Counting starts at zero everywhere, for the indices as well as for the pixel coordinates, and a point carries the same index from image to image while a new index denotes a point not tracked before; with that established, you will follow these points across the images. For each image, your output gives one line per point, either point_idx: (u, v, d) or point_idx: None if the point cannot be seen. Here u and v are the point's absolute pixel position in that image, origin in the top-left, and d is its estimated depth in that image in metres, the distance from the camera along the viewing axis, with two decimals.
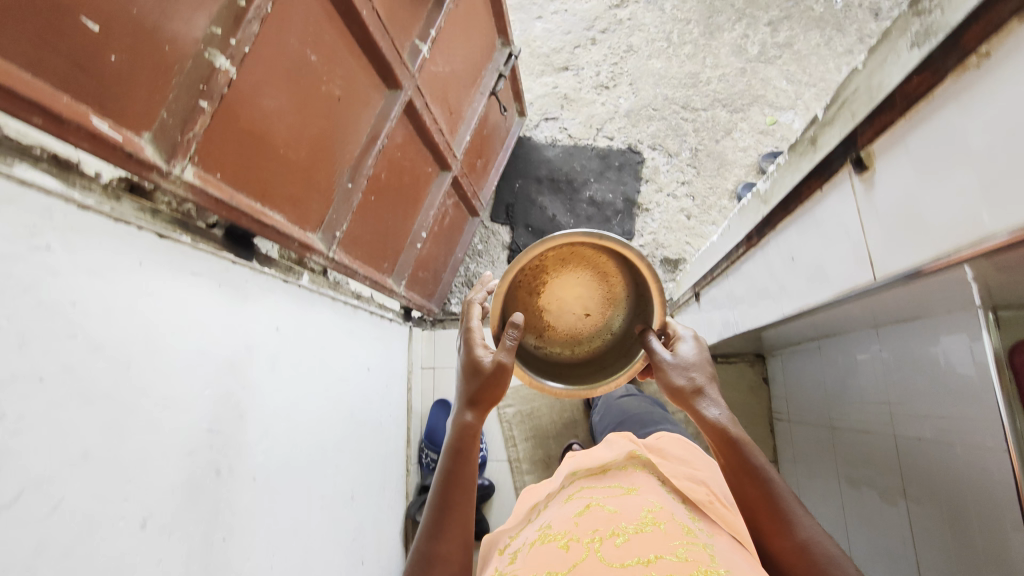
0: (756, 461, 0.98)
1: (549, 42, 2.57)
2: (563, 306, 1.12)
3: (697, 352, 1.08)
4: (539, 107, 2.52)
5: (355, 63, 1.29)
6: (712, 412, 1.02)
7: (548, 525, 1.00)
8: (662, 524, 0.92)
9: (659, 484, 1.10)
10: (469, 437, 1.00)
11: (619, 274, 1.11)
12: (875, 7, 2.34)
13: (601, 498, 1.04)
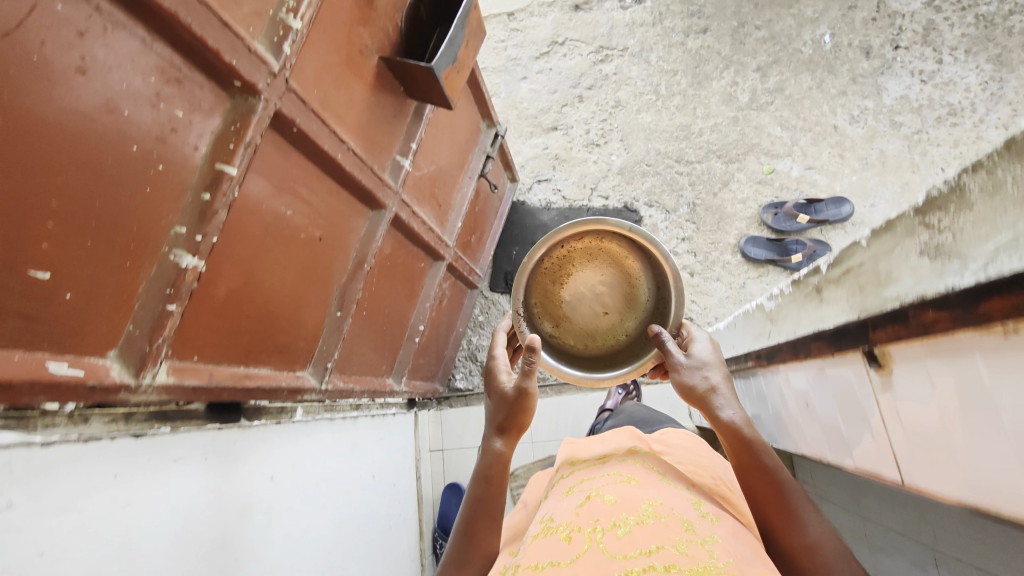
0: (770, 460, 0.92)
1: (536, 103, 2.55)
2: (583, 299, 1.06)
3: (712, 352, 1.02)
4: (531, 170, 2.48)
5: (343, 198, 1.15)
6: (726, 413, 0.96)
7: (546, 517, 0.93)
8: (666, 516, 0.83)
9: (660, 475, 1.01)
10: (501, 465, 0.96)
11: (644, 273, 1.04)
12: (864, 46, 2.32)
13: (602, 486, 0.95)
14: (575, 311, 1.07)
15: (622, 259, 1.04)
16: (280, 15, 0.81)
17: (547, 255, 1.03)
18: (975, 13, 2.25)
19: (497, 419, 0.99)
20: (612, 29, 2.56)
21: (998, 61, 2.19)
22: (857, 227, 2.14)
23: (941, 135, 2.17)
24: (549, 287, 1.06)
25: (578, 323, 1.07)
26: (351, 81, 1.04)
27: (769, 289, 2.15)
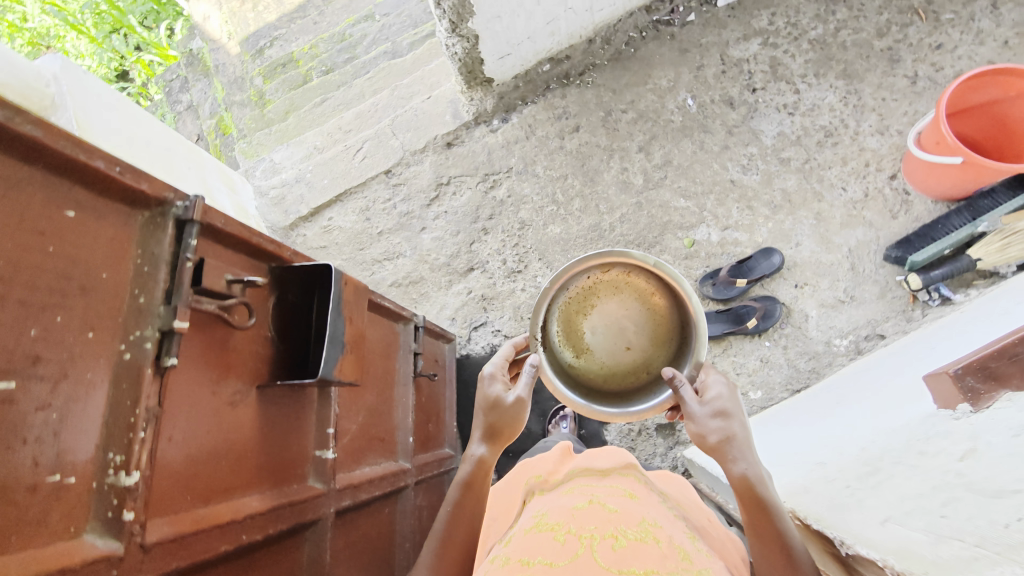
0: (781, 529, 1.10)
1: (443, 250, 2.46)
2: (607, 330, 1.26)
3: (728, 404, 1.16)
4: (463, 319, 2.38)
5: (265, 552, 0.96)
6: (740, 466, 1.13)
7: (543, 513, 1.11)
8: (659, 542, 0.98)
9: (658, 505, 1.22)
10: (481, 470, 1.30)
11: (668, 310, 1.23)
12: (725, 98, 2.39)
13: (604, 501, 1.12)
14: (600, 340, 1.26)
15: (648, 294, 1.25)
16: (107, 481, 0.65)
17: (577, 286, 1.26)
18: (808, 39, 2.38)
19: (492, 427, 1.29)
20: (490, 154, 2.55)
21: (846, 75, 2.31)
22: (793, 271, 2.13)
23: (828, 157, 2.24)
24: (575, 315, 1.27)
25: (601, 351, 1.25)
26: (229, 440, 0.87)
27: (738, 359, 2.09)
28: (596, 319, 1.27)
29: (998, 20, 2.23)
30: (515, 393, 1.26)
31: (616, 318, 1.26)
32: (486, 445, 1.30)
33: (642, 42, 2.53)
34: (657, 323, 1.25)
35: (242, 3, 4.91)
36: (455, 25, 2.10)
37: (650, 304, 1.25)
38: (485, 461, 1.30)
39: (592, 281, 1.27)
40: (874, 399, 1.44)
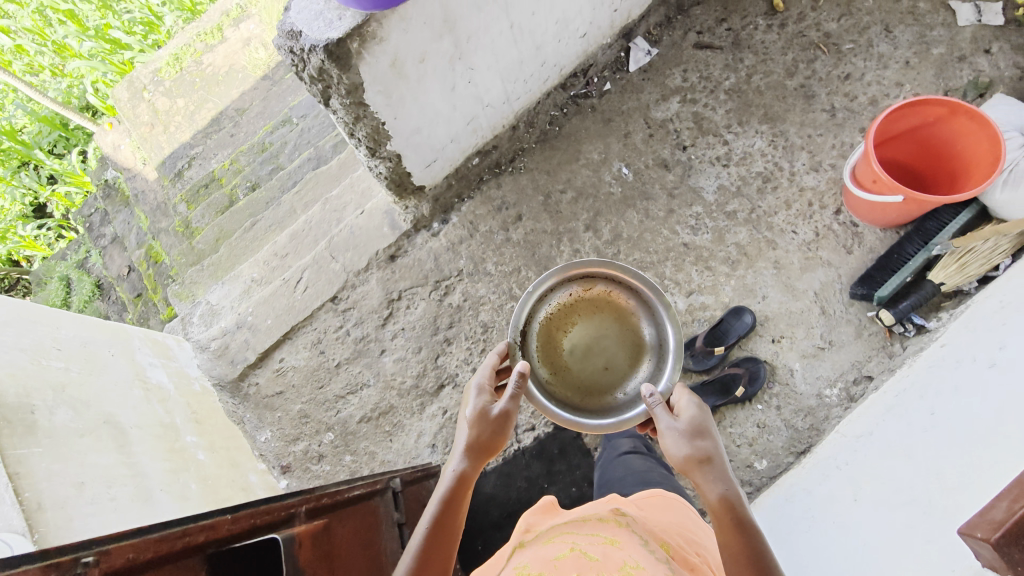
0: (757, 553, 1.25)
1: (409, 371, 2.32)
2: (590, 341, 1.78)
3: (700, 422, 1.47)
4: (444, 442, 2.23)
5: None
6: (720, 487, 1.36)
7: (525, 566, 1.24)
8: None
9: (639, 546, 1.28)
10: (465, 485, 1.43)
11: (638, 328, 1.79)
12: (659, 161, 2.37)
13: (584, 550, 1.22)
14: (581, 350, 1.78)
15: (623, 314, 1.80)
16: None
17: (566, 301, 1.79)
18: (724, 89, 2.41)
19: (482, 431, 1.49)
20: (437, 260, 2.44)
21: (769, 119, 2.33)
22: (767, 326, 2.09)
23: (771, 202, 2.23)
24: (562, 325, 1.78)
25: (576, 362, 1.77)
26: None
27: (736, 430, 2.01)
28: (581, 329, 1.79)
29: (895, 42, 2.30)
30: (504, 401, 1.51)
31: (593, 332, 1.79)
32: (468, 460, 1.44)
33: (565, 118, 2.51)
34: (631, 338, 1.79)
35: (151, 126, 4.74)
36: (373, 149, 1.98)
37: (626, 323, 1.79)
38: (465, 476, 1.43)
39: (580, 299, 1.81)
40: (887, 499, 1.30)
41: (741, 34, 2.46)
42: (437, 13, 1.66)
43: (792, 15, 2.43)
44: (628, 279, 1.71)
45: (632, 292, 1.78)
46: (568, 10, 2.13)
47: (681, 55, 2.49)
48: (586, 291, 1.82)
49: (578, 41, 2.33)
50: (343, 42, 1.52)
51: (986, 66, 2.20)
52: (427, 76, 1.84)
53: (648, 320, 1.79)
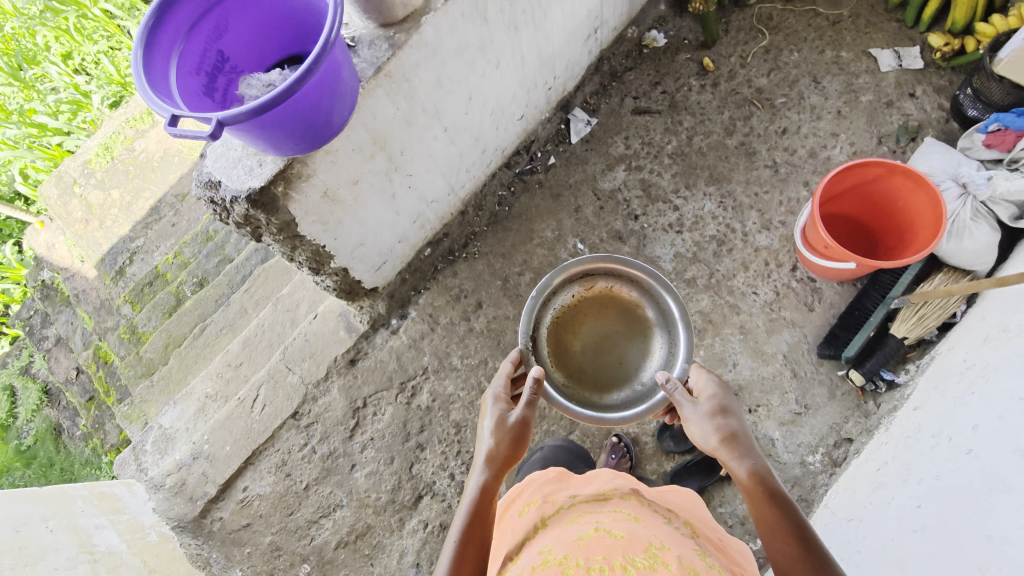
0: (793, 521, 1.24)
1: (383, 485, 2.20)
2: (599, 341, 1.88)
3: (723, 402, 1.50)
4: (428, 558, 2.12)
5: None
6: (747, 462, 1.37)
7: (549, 549, 1.16)
8: (667, 561, 1.06)
9: (661, 524, 1.26)
10: (489, 494, 1.42)
11: (645, 316, 1.86)
12: (613, 233, 2.35)
13: (607, 525, 1.19)
14: (590, 351, 1.87)
15: (626, 307, 1.89)
16: None
17: (569, 304, 1.89)
18: (667, 154, 2.41)
19: (501, 437, 1.50)
20: (400, 359, 2.34)
21: (714, 180, 2.33)
22: (742, 395, 2.05)
23: (728, 265, 2.22)
24: (567, 329, 1.88)
25: (591, 361, 1.85)
26: None
27: (726, 509, 1.97)
28: (587, 330, 1.89)
29: (825, 93, 2.35)
30: (520, 411, 1.52)
31: (601, 330, 1.89)
32: (490, 471, 1.44)
33: (514, 197, 2.47)
34: (640, 328, 1.87)
35: (85, 223, 4.36)
36: (316, 268, 1.88)
37: (631, 315, 1.88)
38: (489, 486, 1.44)
39: (581, 300, 1.91)
40: None
41: (676, 96, 2.48)
42: (364, 139, 1.59)
43: (723, 73, 2.47)
44: (626, 264, 1.77)
45: (631, 281, 1.87)
46: (502, 100, 2.08)
47: (620, 123, 2.49)
48: (587, 290, 1.92)
49: (516, 123, 2.30)
50: (266, 190, 1.43)
51: (913, 109, 2.26)
52: (363, 194, 1.77)
53: (651, 307, 1.86)
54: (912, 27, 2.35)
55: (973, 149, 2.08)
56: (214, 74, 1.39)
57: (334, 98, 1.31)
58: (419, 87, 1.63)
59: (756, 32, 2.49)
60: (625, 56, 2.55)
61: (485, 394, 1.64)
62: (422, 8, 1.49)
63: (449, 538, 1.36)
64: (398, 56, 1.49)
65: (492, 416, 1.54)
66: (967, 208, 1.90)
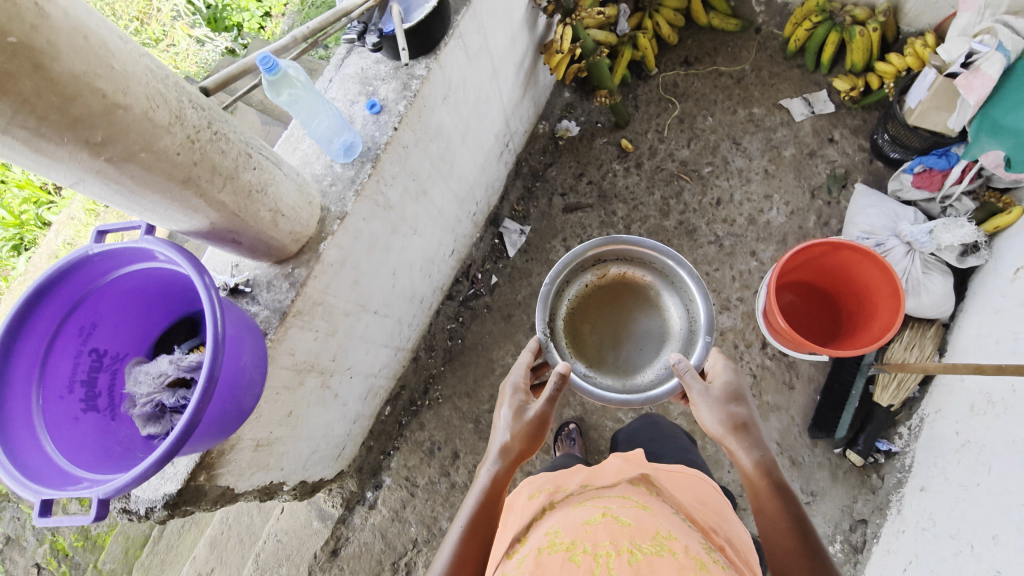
0: (793, 514, 1.18)
1: None
2: (616, 332, 1.64)
3: (737, 387, 1.36)
4: None
5: None
6: (755, 453, 1.26)
7: (555, 529, 0.98)
8: (675, 552, 0.88)
9: (671, 514, 1.06)
10: (500, 489, 1.27)
11: (662, 298, 1.63)
12: None
13: (616, 510, 1.01)
14: (607, 341, 1.62)
15: (642, 291, 1.65)
16: None
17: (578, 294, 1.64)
18: None
19: (520, 435, 1.31)
20: (385, 537, 2.15)
21: None
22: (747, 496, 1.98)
23: None
24: (581, 319, 1.64)
25: (610, 351, 1.60)
26: None
27: None
28: (603, 319, 1.65)
29: (748, 154, 2.32)
30: (537, 410, 1.31)
31: (616, 318, 1.64)
32: (503, 464, 1.28)
33: (464, 327, 2.33)
34: (660, 310, 1.64)
35: None
36: (269, 498, 1.67)
37: (648, 297, 1.65)
38: (500, 481, 1.28)
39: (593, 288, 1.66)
40: None
41: (603, 185, 2.40)
42: (288, 377, 1.42)
43: (643, 152, 2.40)
44: (639, 239, 1.56)
45: (641, 260, 1.64)
46: (429, 254, 1.94)
47: (554, 224, 2.39)
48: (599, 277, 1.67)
49: (448, 259, 2.16)
50: (186, 488, 1.23)
51: (836, 155, 2.24)
52: (302, 417, 1.59)
53: (664, 287, 1.64)
54: (814, 70, 2.34)
55: (904, 191, 2.08)
56: (91, 377, 1.17)
57: (238, 389, 1.14)
58: (334, 300, 1.47)
59: (665, 102, 2.44)
60: (542, 152, 2.47)
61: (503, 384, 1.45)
62: (317, 235, 1.32)
63: (454, 529, 1.22)
64: (304, 292, 1.32)
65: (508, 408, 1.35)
66: (917, 264, 1.88)
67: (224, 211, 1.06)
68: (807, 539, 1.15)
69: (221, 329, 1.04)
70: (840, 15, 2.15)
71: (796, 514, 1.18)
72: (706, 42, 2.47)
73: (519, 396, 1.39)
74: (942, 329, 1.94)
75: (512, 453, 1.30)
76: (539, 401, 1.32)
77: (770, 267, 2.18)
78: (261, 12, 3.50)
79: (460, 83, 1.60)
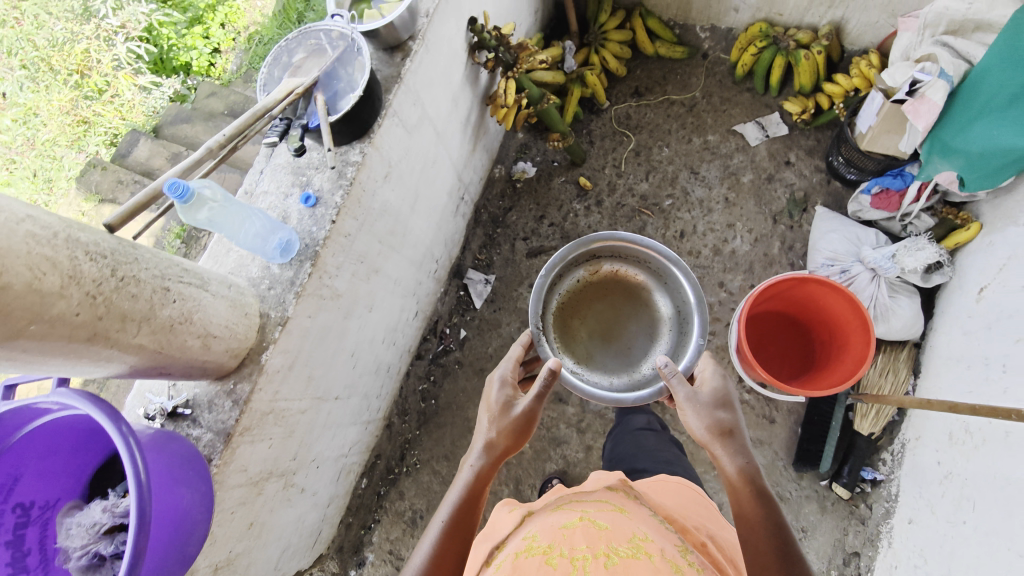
0: (776, 524, 1.12)
1: None
2: (605, 329, 1.62)
3: (726, 395, 1.29)
4: None
5: None
6: (740, 460, 1.21)
7: (532, 534, 0.98)
8: (650, 555, 0.89)
9: (648, 515, 1.08)
10: (483, 483, 1.23)
11: (654, 299, 1.61)
12: (552, 396, 2.20)
13: (593, 513, 1.01)
14: (596, 338, 1.61)
15: (633, 290, 1.63)
16: None
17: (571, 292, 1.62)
18: None
19: (506, 429, 1.25)
20: None
21: None
22: None
23: None
24: (572, 316, 1.62)
25: (599, 347, 1.59)
26: None
27: None
28: (593, 317, 1.63)
29: (707, 183, 2.29)
30: (524, 405, 1.24)
31: (608, 315, 1.63)
32: (488, 460, 1.23)
33: (437, 387, 2.26)
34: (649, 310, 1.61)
35: None
36: None
37: (639, 297, 1.62)
38: (483, 475, 1.23)
39: (585, 285, 1.64)
40: None
41: (565, 226, 2.35)
42: (244, 491, 1.34)
43: (602, 189, 2.36)
44: (633, 239, 1.52)
45: (636, 259, 1.60)
46: (390, 323, 1.87)
47: (520, 271, 2.34)
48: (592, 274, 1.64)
49: (412, 322, 2.08)
50: None
51: (794, 178, 2.23)
52: (266, 522, 1.50)
53: (657, 285, 1.61)
54: (764, 93, 2.32)
55: (863, 211, 2.06)
56: (18, 535, 1.03)
57: (183, 531, 1.04)
58: (287, 403, 1.39)
59: (619, 136, 2.40)
60: (500, 197, 2.41)
61: (490, 377, 1.37)
62: (258, 345, 1.24)
63: (434, 522, 1.18)
64: (249, 408, 1.24)
65: (494, 403, 1.28)
66: (883, 289, 1.86)
67: (147, 351, 0.97)
68: (788, 550, 1.08)
69: (143, 469, 0.93)
70: (784, 40, 2.14)
71: (779, 523, 1.11)
72: (655, 71, 2.44)
73: (506, 391, 1.32)
74: (914, 350, 1.93)
75: (498, 448, 1.24)
76: (528, 396, 1.26)
77: (739, 298, 2.15)
78: (210, 49, 3.22)
79: (403, 157, 1.54)
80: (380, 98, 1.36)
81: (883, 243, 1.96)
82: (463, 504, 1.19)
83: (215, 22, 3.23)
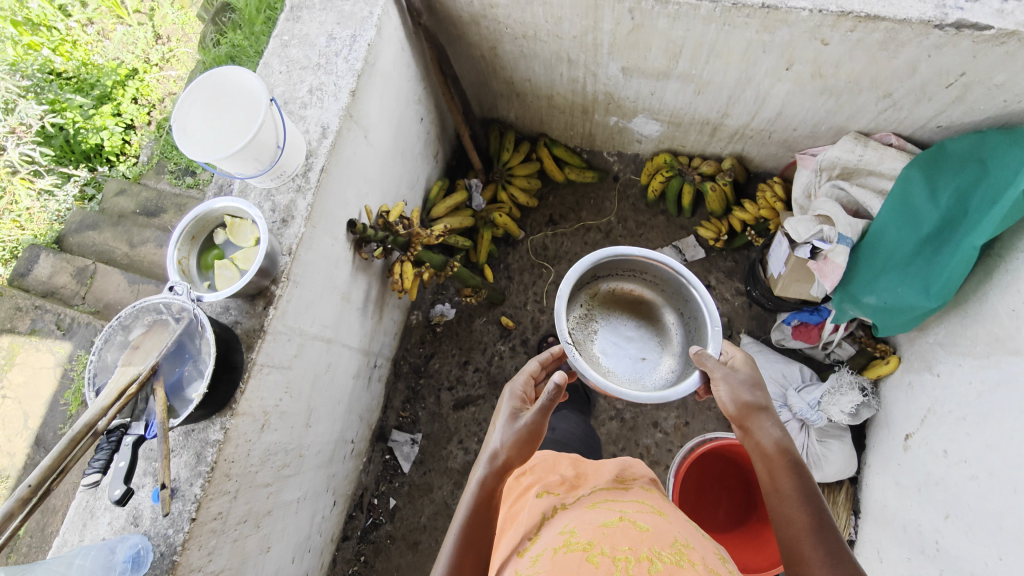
0: (812, 495, 1.01)
1: None
2: (618, 346, 1.42)
3: (758, 375, 1.16)
4: None
5: None
6: (775, 433, 1.07)
7: (570, 528, 0.87)
8: (695, 562, 0.79)
9: (688, 520, 0.96)
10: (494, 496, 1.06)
11: (658, 305, 1.42)
12: None
13: (630, 511, 0.91)
14: (613, 355, 1.41)
15: (638, 302, 1.44)
16: None
17: (578, 316, 1.42)
18: None
19: (513, 441, 1.08)
20: None
21: None
22: None
23: None
24: (587, 339, 1.41)
25: (620, 363, 1.39)
26: None
27: None
28: (603, 336, 1.43)
29: None
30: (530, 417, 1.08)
31: (617, 334, 1.43)
32: (494, 474, 1.07)
33: (368, 567, 2.07)
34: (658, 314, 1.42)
35: None
36: None
37: (642, 305, 1.43)
38: (493, 488, 1.07)
39: (591, 309, 1.43)
40: None
41: (491, 370, 2.23)
42: None
43: (525, 326, 2.26)
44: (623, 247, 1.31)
45: (631, 270, 1.40)
46: (300, 534, 1.68)
47: (447, 426, 2.19)
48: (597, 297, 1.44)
49: (331, 510, 1.89)
50: None
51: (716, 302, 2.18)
52: None
53: (660, 293, 1.42)
54: (678, 214, 2.28)
55: (787, 340, 2.02)
56: None
57: None
58: None
59: (538, 268, 2.31)
60: (420, 343, 2.27)
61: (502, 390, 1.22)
62: None
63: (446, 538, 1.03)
64: None
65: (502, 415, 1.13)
66: (813, 438, 1.83)
67: None
68: (826, 523, 0.97)
69: None
70: (690, 172, 2.09)
71: (816, 493, 1.01)
72: (568, 197, 2.36)
73: (515, 402, 1.15)
74: (852, 488, 1.88)
75: (502, 459, 1.07)
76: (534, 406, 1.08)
77: (675, 437, 2.09)
78: (122, 126, 2.77)
79: (283, 397, 1.37)
80: (236, 368, 1.19)
81: (808, 378, 1.94)
82: (475, 512, 1.03)
83: (125, 98, 2.82)
